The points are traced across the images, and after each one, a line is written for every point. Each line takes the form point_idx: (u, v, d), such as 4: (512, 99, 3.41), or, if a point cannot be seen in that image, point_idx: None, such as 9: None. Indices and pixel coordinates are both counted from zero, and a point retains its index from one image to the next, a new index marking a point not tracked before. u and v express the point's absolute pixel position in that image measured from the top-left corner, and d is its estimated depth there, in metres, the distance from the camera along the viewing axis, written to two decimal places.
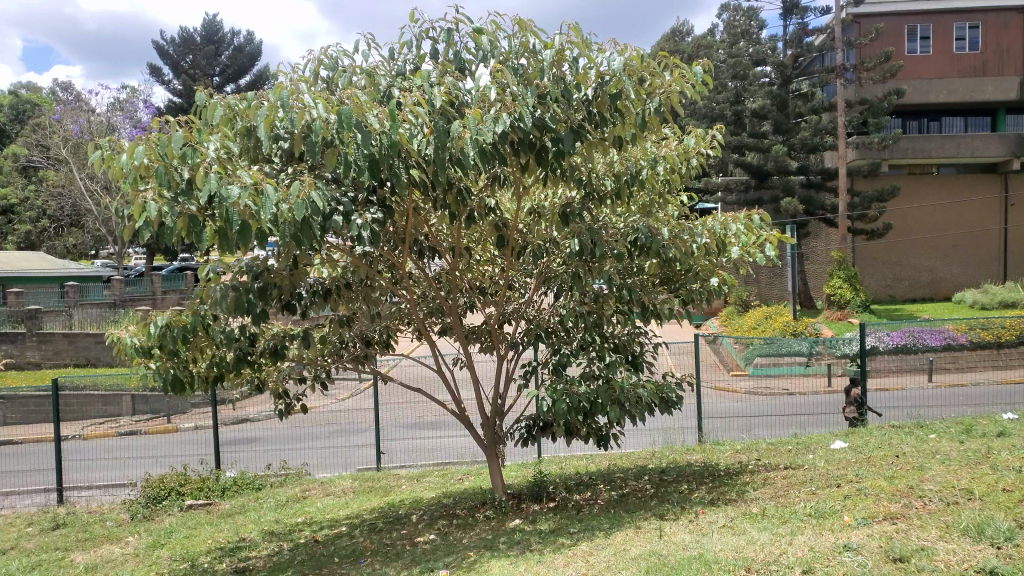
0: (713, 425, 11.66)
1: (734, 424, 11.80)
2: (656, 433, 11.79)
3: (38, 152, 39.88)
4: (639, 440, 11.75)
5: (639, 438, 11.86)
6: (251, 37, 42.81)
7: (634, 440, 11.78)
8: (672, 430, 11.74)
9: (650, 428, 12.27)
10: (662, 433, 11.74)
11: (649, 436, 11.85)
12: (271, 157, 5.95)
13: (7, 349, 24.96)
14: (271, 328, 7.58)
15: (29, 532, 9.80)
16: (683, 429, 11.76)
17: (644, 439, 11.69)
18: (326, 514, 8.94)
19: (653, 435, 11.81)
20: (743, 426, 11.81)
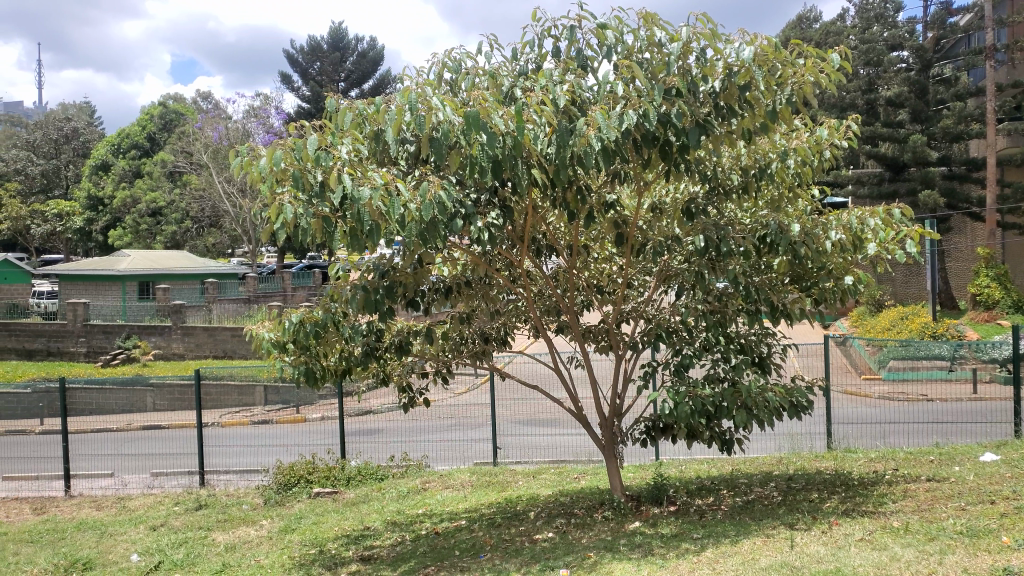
0: (840, 430, 11.20)
1: (862, 432, 11.23)
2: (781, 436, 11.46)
3: (183, 158, 42.91)
4: (765, 442, 11.39)
5: (763, 440, 11.55)
6: (375, 43, 44.40)
7: (759, 440, 11.50)
8: (799, 433, 11.36)
9: (778, 430, 11.93)
10: (787, 436, 11.38)
11: (773, 439, 11.50)
12: (398, 161, 6.15)
13: (156, 341, 26.95)
14: (396, 324, 7.80)
15: (176, 511, 10.56)
16: (812, 433, 11.32)
17: (768, 441, 11.38)
18: (447, 507, 9.13)
19: (777, 437, 11.49)
20: (870, 431, 11.28)
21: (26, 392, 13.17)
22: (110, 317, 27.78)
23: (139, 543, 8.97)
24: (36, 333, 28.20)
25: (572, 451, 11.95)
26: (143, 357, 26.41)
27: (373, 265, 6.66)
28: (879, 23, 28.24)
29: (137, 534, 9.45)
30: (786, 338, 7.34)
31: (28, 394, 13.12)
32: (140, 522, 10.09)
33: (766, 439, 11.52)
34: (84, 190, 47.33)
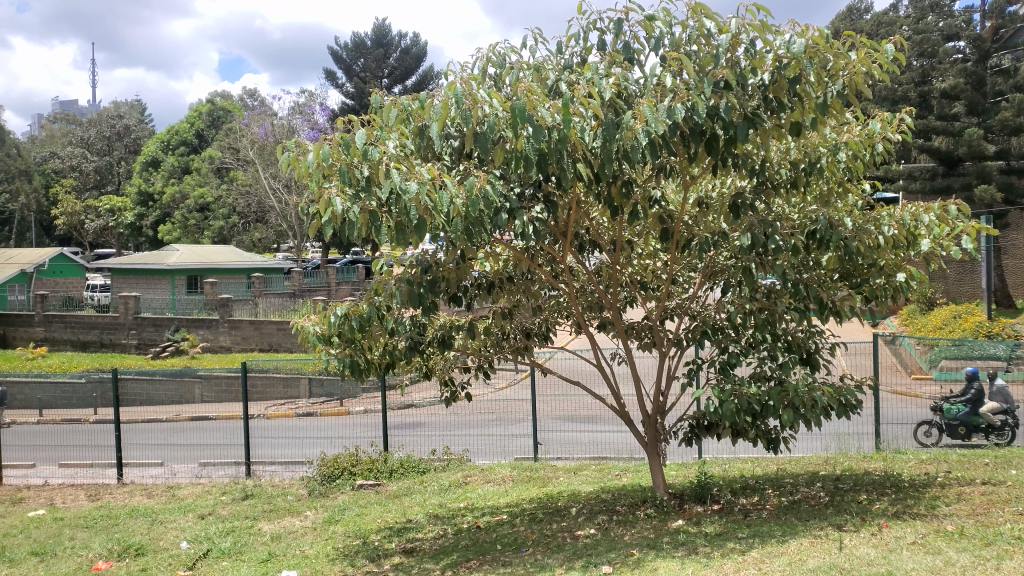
0: (893, 430, 10.98)
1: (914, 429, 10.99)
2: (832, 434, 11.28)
3: (231, 154, 43.73)
4: (815, 443, 11.26)
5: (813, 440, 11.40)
6: (418, 39, 44.63)
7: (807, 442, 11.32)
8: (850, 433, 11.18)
9: (826, 430, 11.71)
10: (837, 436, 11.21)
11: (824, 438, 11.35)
12: (442, 156, 6.19)
13: (204, 334, 27.55)
14: (438, 319, 7.84)
15: (223, 501, 10.79)
16: (862, 433, 11.15)
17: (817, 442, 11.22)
18: (488, 501, 9.17)
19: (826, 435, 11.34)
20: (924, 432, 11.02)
21: (80, 382, 13.65)
22: (160, 310, 28.29)
23: (188, 530, 9.18)
24: (90, 325, 29.02)
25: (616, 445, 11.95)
26: (191, 349, 27.02)
27: (417, 260, 6.70)
28: (933, 13, 27.43)
29: (186, 522, 9.68)
30: (835, 336, 7.20)
31: (83, 383, 13.60)
32: (189, 510, 10.33)
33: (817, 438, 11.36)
34: (135, 187, 48.58)
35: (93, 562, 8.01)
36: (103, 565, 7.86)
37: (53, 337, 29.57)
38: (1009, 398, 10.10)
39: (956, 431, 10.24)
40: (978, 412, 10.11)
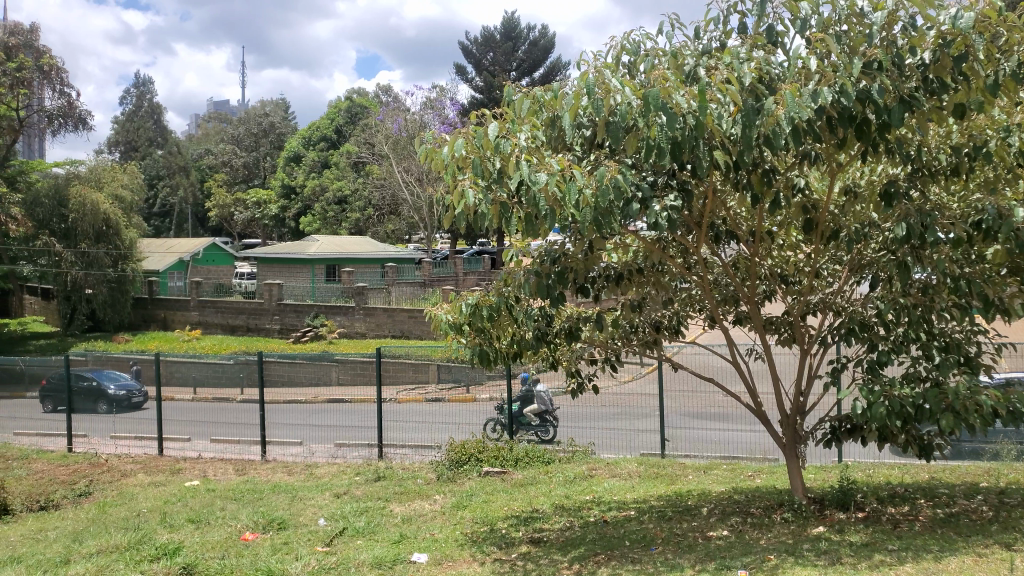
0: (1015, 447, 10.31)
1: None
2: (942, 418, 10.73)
3: (367, 149, 45.56)
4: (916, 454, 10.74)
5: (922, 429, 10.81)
6: (546, 31, 44.73)
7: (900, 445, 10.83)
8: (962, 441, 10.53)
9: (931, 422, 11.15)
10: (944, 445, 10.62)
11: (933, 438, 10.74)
12: (574, 147, 6.16)
13: (341, 320, 28.97)
14: (566, 309, 7.79)
15: (358, 480, 11.30)
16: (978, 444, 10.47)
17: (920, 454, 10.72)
18: (615, 496, 9.06)
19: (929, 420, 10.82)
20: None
21: (230, 363, 14.53)
22: (302, 296, 29.86)
23: (325, 508, 9.63)
24: (238, 310, 31.01)
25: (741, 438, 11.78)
26: (329, 335, 28.46)
27: (545, 251, 6.68)
28: None
29: (324, 500, 10.17)
30: (1001, 338, 6.57)
31: (231, 364, 14.48)
32: (326, 489, 10.85)
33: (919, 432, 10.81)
34: (279, 181, 51.68)
35: (241, 532, 8.56)
36: (251, 535, 8.38)
37: (206, 321, 31.85)
38: (549, 402, 12.77)
39: (511, 426, 12.75)
40: (524, 411, 12.75)
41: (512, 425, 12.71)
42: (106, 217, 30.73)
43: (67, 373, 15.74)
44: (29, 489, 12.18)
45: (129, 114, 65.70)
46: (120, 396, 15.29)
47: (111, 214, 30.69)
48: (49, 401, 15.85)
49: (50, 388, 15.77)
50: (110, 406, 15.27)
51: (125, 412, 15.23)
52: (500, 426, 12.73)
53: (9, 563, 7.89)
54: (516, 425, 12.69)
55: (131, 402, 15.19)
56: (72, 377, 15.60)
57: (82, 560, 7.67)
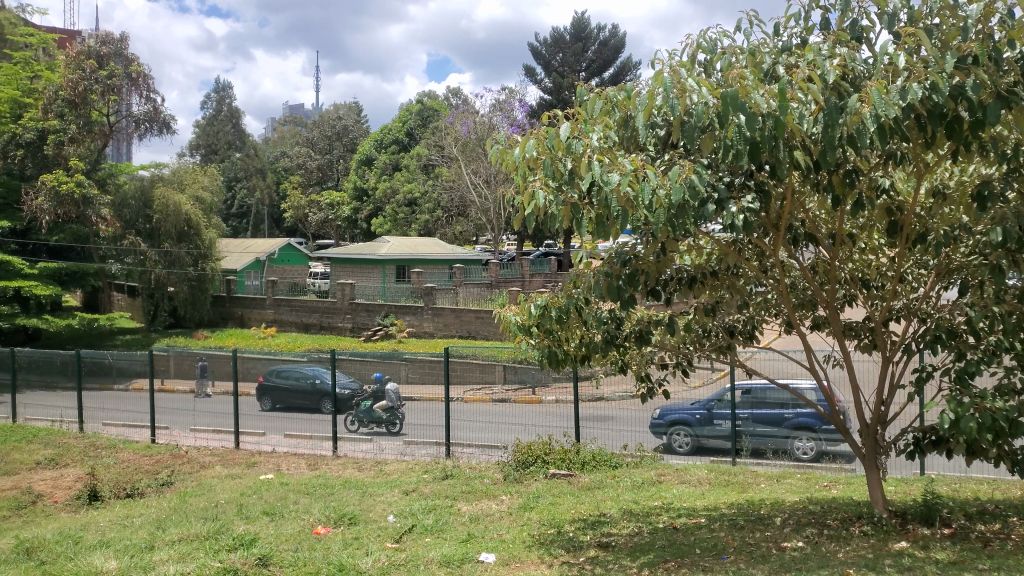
0: (800, 442, 11.33)
1: (822, 449, 11.16)
2: (735, 409, 11.77)
3: (437, 152, 46.04)
4: (716, 440, 11.91)
5: (722, 417, 11.88)
6: (617, 30, 44.39)
7: (702, 431, 11.96)
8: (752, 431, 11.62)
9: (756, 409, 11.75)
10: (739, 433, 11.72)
11: (731, 426, 11.81)
12: (647, 148, 6.09)
13: (410, 320, 29.40)
14: (636, 313, 7.71)
15: (426, 479, 11.43)
16: (766, 435, 11.57)
17: (721, 441, 11.84)
18: (684, 502, 8.91)
19: (727, 410, 11.85)
20: (838, 449, 11.07)
21: (304, 360, 14.70)
22: (373, 297, 30.68)
23: (394, 505, 9.77)
24: (311, 309, 31.79)
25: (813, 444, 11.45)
26: (398, 334, 28.92)
27: (616, 254, 6.61)
28: None
29: (393, 497, 10.32)
30: None
31: (306, 361, 14.66)
32: (395, 486, 11.01)
33: (719, 421, 11.89)
34: (352, 183, 52.78)
35: (313, 526, 8.77)
36: (323, 530, 8.57)
37: (280, 319, 32.73)
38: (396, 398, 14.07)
39: (364, 421, 14.31)
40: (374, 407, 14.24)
41: (366, 419, 14.28)
42: (188, 218, 31.93)
43: (287, 370, 14.95)
44: (116, 477, 12.76)
45: (210, 118, 68.40)
46: (344, 395, 14.46)
47: (193, 215, 31.87)
48: (268, 399, 15.16)
49: (269, 386, 15.07)
50: (335, 405, 14.51)
51: (298, 410, 14.91)
52: (356, 421, 14.31)
53: (99, 547, 8.28)
54: (368, 419, 14.27)
55: (355, 403, 14.37)
56: (293, 375, 14.84)
57: (165, 548, 7.99)
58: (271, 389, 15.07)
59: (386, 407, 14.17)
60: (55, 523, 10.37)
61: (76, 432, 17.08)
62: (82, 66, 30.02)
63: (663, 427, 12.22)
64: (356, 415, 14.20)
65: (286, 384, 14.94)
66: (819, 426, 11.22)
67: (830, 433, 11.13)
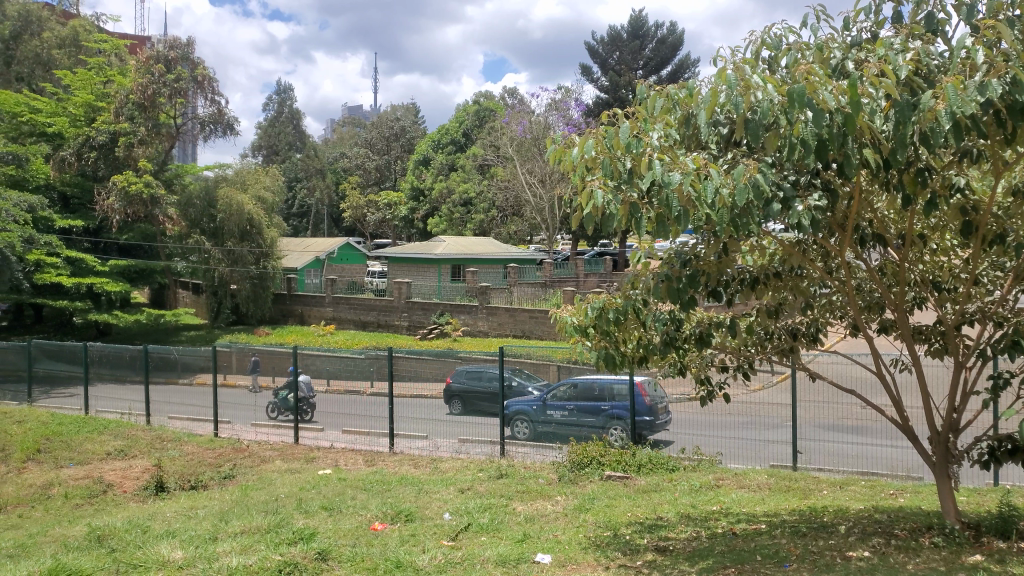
0: (614, 430, 12.58)
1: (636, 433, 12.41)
2: (563, 402, 12.97)
3: (493, 151, 46.20)
4: (548, 429, 13.11)
5: (553, 408, 13.09)
6: (675, 28, 43.93)
7: (536, 420, 13.24)
8: (576, 420, 12.85)
9: (580, 397, 12.90)
10: (567, 421, 12.95)
11: (561, 416, 13.03)
12: (710, 146, 5.97)
13: (464, 319, 29.61)
14: (696, 314, 7.57)
15: (480, 477, 11.49)
16: (588, 424, 12.80)
17: (553, 430, 13.04)
18: (743, 507, 8.74)
19: (557, 402, 13.06)
20: (646, 438, 12.36)
21: (361, 357, 15.03)
22: (428, 296, 30.96)
23: (449, 503, 9.83)
24: (368, 307, 32.26)
25: (878, 450, 11.10)
26: (453, 332, 29.12)
27: (676, 253, 6.50)
28: None
29: (448, 494, 10.39)
30: None
31: (362, 359, 14.99)
32: (451, 483, 11.10)
33: (550, 411, 13.08)
34: (409, 183, 53.41)
35: (370, 522, 8.88)
36: (380, 526, 8.67)
37: (339, 317, 33.31)
38: (308, 389, 15.65)
39: (282, 408, 15.99)
40: (289, 397, 15.91)
41: (282, 407, 15.98)
42: (250, 218, 32.78)
43: (478, 371, 13.91)
44: (181, 469, 13.15)
45: (271, 120, 70.17)
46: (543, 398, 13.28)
47: (255, 214, 32.72)
48: (457, 402, 14.19)
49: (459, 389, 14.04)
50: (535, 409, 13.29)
51: (356, 407, 15.07)
52: (277, 409, 16.04)
53: (165, 537, 8.54)
54: (284, 408, 15.95)
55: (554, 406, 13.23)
56: (484, 377, 13.73)
57: (227, 539, 8.20)
58: (462, 393, 14.07)
59: (297, 398, 15.73)
60: (124, 512, 10.74)
61: (144, 425, 17.68)
62: (151, 70, 31.05)
63: (507, 415, 13.55)
64: (271, 404, 15.91)
65: (478, 387, 13.85)
66: (629, 417, 12.43)
67: (638, 424, 12.34)
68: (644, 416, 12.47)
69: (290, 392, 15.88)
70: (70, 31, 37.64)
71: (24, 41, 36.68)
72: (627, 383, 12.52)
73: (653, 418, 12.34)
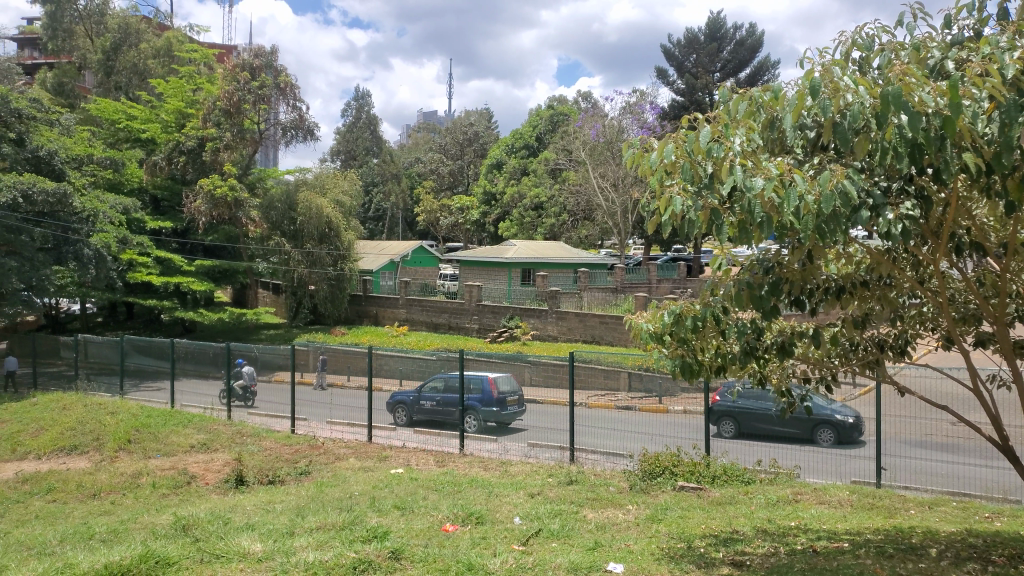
0: (469, 418, 14.72)
1: (843, 436, 11.49)
2: (432, 394, 15.16)
3: (565, 156, 46.05)
4: (424, 416, 15.40)
5: (426, 398, 15.33)
6: (754, 29, 43.01)
7: (411, 408, 15.55)
8: (441, 409, 15.07)
9: (442, 390, 15.07)
10: (437, 410, 15.19)
11: (432, 406, 15.26)
12: (795, 150, 5.79)
13: (534, 323, 29.58)
14: (776, 324, 7.35)
15: (550, 483, 11.43)
16: (450, 413, 15.00)
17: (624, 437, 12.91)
18: (824, 524, 8.44)
19: (429, 392, 15.27)
20: (493, 424, 14.46)
21: (433, 358, 15.17)
22: (499, 299, 31.23)
23: (519, 507, 9.81)
24: (440, 309, 32.59)
25: (971, 470, 10.52)
26: (523, 336, 29.12)
27: (758, 260, 6.32)
28: None
29: (519, 499, 10.36)
30: None
31: (434, 359, 15.17)
32: (521, 488, 11.07)
33: (424, 401, 15.35)
34: (481, 187, 53.81)
35: (442, 523, 8.94)
36: (451, 527, 8.72)
37: (411, 318, 33.77)
38: (250, 378, 18.13)
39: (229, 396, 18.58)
40: (234, 385, 18.45)
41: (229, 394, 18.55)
42: (329, 221, 33.54)
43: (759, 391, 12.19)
44: (260, 464, 13.54)
45: (349, 126, 71.99)
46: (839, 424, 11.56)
47: (333, 218, 33.47)
48: (728, 423, 12.21)
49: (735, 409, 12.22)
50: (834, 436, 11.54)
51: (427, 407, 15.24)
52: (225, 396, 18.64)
53: (245, 529, 8.80)
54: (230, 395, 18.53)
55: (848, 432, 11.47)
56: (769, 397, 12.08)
57: (304, 534, 8.39)
58: (734, 408, 12.18)
59: (243, 385, 18.30)
60: (208, 503, 11.14)
61: (225, 419, 18.31)
62: (237, 77, 32.10)
63: (391, 402, 15.81)
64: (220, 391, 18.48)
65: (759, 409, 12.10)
66: (478, 409, 14.56)
67: (486, 415, 14.45)
68: (493, 406, 14.45)
69: (236, 379, 18.47)
70: (163, 42, 39.40)
71: (123, 53, 38.68)
72: (480, 378, 14.43)
73: (499, 410, 14.34)
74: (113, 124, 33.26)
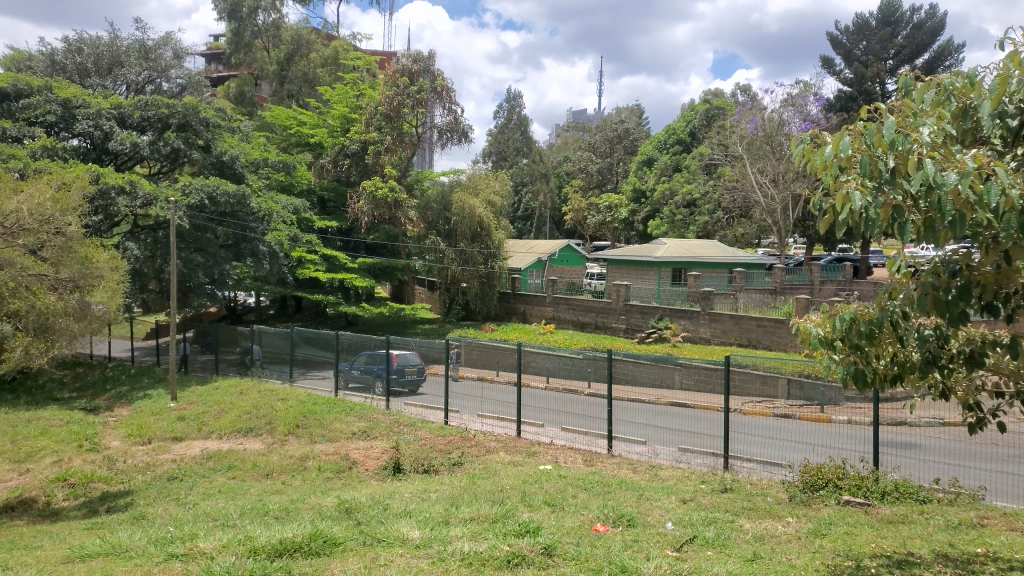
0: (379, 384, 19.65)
1: None
2: (359, 364, 20.24)
3: (720, 151, 44.59)
4: (354, 381, 20.54)
5: (354, 367, 20.51)
6: (934, 11, 39.72)
7: (346, 375, 20.80)
8: (362, 376, 20.19)
9: (360, 362, 20.25)
10: (361, 376, 20.26)
11: (356, 373, 20.43)
12: (994, 141, 5.23)
13: (685, 324, 28.92)
14: (963, 332, 6.67)
15: (703, 490, 11.07)
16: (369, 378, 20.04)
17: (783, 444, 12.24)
18: (1015, 552, 7.62)
19: (358, 363, 20.42)
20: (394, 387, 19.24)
21: (579, 357, 15.20)
22: (647, 299, 30.67)
23: (672, 512, 9.58)
24: (587, 309, 32.47)
25: None
26: (673, 338, 28.57)
27: (943, 261, 5.77)
28: None
29: (670, 504, 10.12)
30: None
31: (580, 359, 15.14)
32: (672, 493, 10.81)
33: (353, 370, 20.52)
34: (631, 185, 53.17)
35: (593, 523, 8.88)
36: (602, 528, 8.66)
37: (559, 317, 33.95)
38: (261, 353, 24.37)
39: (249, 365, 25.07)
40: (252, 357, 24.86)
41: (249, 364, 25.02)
42: (481, 220, 34.43)
43: None
44: (416, 453, 14.06)
45: (500, 126, 73.41)
46: None
47: (485, 218, 34.47)
48: None
49: None
50: None
51: (576, 405, 15.22)
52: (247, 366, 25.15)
53: (403, 516, 9.15)
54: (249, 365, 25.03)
55: None
56: None
57: (459, 524, 8.61)
58: None
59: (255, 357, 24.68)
60: (368, 489, 11.72)
61: (383, 409, 19.18)
62: (397, 83, 33.40)
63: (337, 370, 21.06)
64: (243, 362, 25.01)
65: None
66: (386, 377, 19.37)
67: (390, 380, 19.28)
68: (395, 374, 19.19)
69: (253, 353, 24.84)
70: (330, 51, 41.80)
71: (295, 63, 41.50)
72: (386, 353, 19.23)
73: (402, 377, 19.04)
74: (286, 130, 35.70)
